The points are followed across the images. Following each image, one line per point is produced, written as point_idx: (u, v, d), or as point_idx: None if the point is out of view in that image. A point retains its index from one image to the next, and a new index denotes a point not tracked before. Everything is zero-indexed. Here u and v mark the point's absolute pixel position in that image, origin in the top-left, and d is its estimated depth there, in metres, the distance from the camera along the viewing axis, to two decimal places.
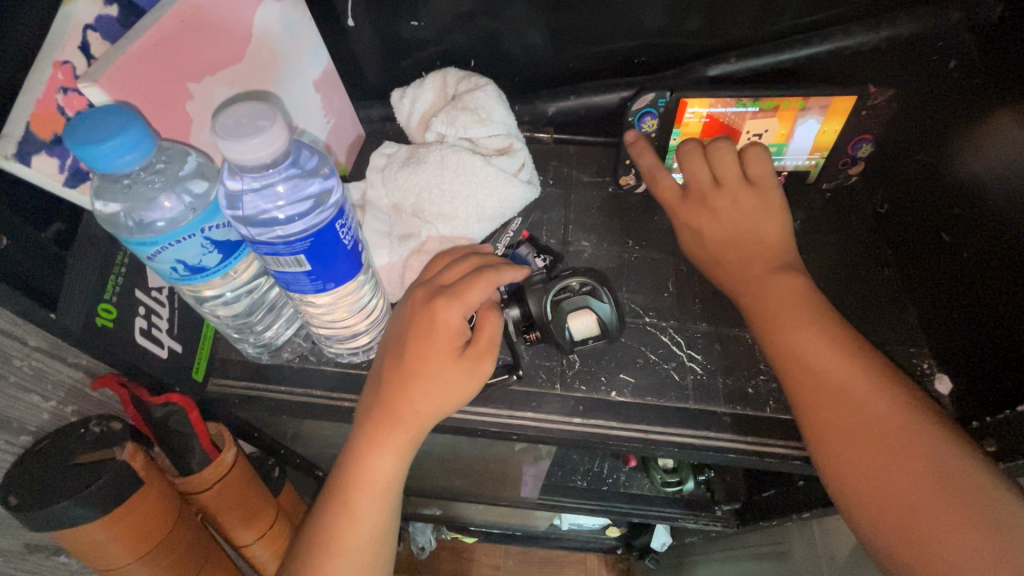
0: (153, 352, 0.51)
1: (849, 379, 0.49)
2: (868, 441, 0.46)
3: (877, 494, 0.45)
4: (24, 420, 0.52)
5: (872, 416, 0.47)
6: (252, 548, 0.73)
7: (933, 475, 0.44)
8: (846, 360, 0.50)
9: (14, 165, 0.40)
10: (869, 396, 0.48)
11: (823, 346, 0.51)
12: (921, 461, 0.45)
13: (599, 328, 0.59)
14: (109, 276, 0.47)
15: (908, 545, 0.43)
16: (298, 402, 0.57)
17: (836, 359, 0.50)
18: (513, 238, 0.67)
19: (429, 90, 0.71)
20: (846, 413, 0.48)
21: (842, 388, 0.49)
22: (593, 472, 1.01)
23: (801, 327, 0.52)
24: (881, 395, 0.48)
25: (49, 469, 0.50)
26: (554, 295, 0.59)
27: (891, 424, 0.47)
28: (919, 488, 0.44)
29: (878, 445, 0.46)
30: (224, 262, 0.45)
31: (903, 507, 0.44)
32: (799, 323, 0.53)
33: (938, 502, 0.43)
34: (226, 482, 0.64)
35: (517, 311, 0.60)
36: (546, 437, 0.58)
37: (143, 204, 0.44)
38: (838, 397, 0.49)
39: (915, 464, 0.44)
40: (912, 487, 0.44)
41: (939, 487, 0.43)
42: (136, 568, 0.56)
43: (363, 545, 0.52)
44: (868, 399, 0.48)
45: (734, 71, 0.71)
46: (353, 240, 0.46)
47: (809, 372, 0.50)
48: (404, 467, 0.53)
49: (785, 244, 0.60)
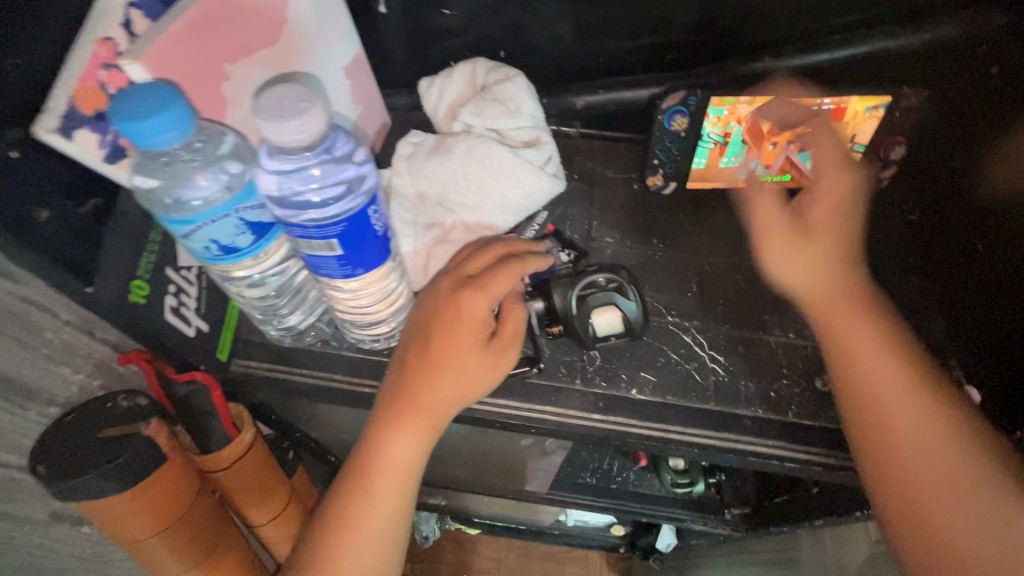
0: (180, 330, 0.51)
1: (872, 381, 0.49)
2: (899, 438, 0.47)
3: (904, 497, 0.45)
4: (54, 391, 0.52)
5: (902, 414, 0.47)
6: (265, 528, 0.75)
7: (964, 476, 0.44)
8: (891, 374, 0.49)
9: (55, 139, 0.39)
10: (900, 392, 0.48)
11: (862, 338, 0.51)
12: (952, 463, 0.45)
13: (624, 325, 0.59)
14: (142, 252, 0.48)
15: (933, 545, 0.43)
16: (320, 386, 0.57)
17: (873, 358, 0.50)
18: (539, 231, 0.68)
19: (456, 80, 0.71)
20: (895, 428, 0.47)
21: (874, 382, 0.49)
22: (602, 469, 1.01)
23: (838, 311, 0.52)
24: (909, 392, 0.48)
25: (76, 441, 0.51)
26: (582, 288, 0.59)
27: (921, 424, 0.47)
28: (946, 492, 0.44)
29: (920, 446, 0.46)
30: (256, 243, 0.44)
31: (931, 508, 0.44)
32: (832, 312, 0.53)
33: (967, 507, 0.43)
34: (245, 462, 0.64)
35: (541, 304, 0.60)
36: (565, 432, 0.58)
37: (179, 181, 0.43)
38: (869, 391, 0.49)
39: (945, 473, 0.45)
40: (944, 486, 0.44)
41: (973, 509, 0.43)
42: (156, 541, 0.57)
43: (378, 528, 0.52)
44: (923, 420, 0.47)
45: (769, 69, 0.69)
46: (384, 227, 0.45)
47: (842, 361, 0.50)
48: (426, 453, 0.53)
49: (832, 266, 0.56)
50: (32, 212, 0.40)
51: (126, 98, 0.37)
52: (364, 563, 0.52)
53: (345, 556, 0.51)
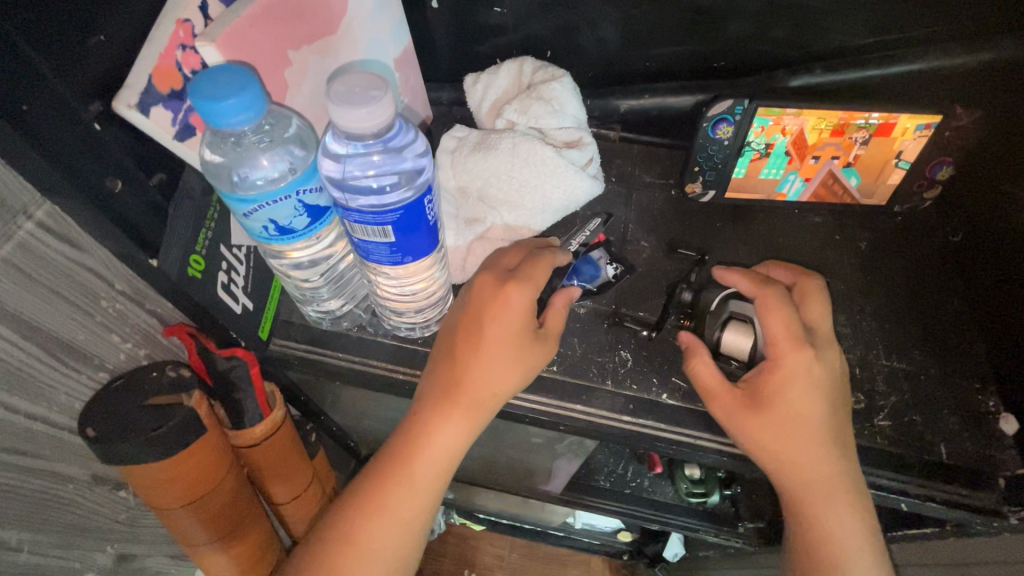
0: (229, 306, 0.52)
1: (803, 464, 0.53)
2: (823, 501, 0.53)
3: (825, 543, 0.54)
4: (103, 357, 0.54)
5: (828, 483, 0.53)
6: (286, 507, 0.77)
7: (866, 524, 0.53)
8: (824, 457, 0.53)
9: (135, 115, 0.41)
10: (824, 467, 0.53)
11: (801, 427, 0.52)
12: (852, 517, 0.53)
13: (748, 355, 0.57)
14: (201, 228, 0.49)
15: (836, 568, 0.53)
16: (355, 370, 0.59)
17: (807, 442, 0.52)
18: (589, 237, 0.67)
19: (503, 77, 0.72)
20: (812, 488, 0.53)
21: (802, 461, 0.53)
22: (617, 473, 1.03)
23: (785, 409, 0.52)
24: (830, 464, 0.53)
25: (123, 408, 0.52)
26: (733, 308, 0.59)
27: (835, 488, 0.53)
28: (849, 533, 0.53)
29: (840, 504, 0.53)
30: (311, 226, 0.45)
31: (836, 543, 0.54)
32: (792, 409, 0.52)
33: (856, 541, 0.53)
34: (274, 441, 0.66)
35: (688, 294, 0.63)
36: (593, 431, 0.58)
37: (245, 161, 0.44)
38: (795, 467, 0.53)
39: (852, 521, 0.53)
40: (852, 530, 0.53)
41: (854, 548, 0.53)
42: (188, 511, 0.59)
43: (412, 513, 0.53)
44: (841, 494, 0.53)
45: (819, 83, 0.69)
46: (436, 217, 0.46)
47: (778, 451, 0.53)
48: (465, 442, 0.54)
49: (779, 340, 0.53)
50: (108, 182, 0.41)
51: (206, 79, 0.38)
52: (392, 545, 0.53)
53: (378, 536, 0.52)
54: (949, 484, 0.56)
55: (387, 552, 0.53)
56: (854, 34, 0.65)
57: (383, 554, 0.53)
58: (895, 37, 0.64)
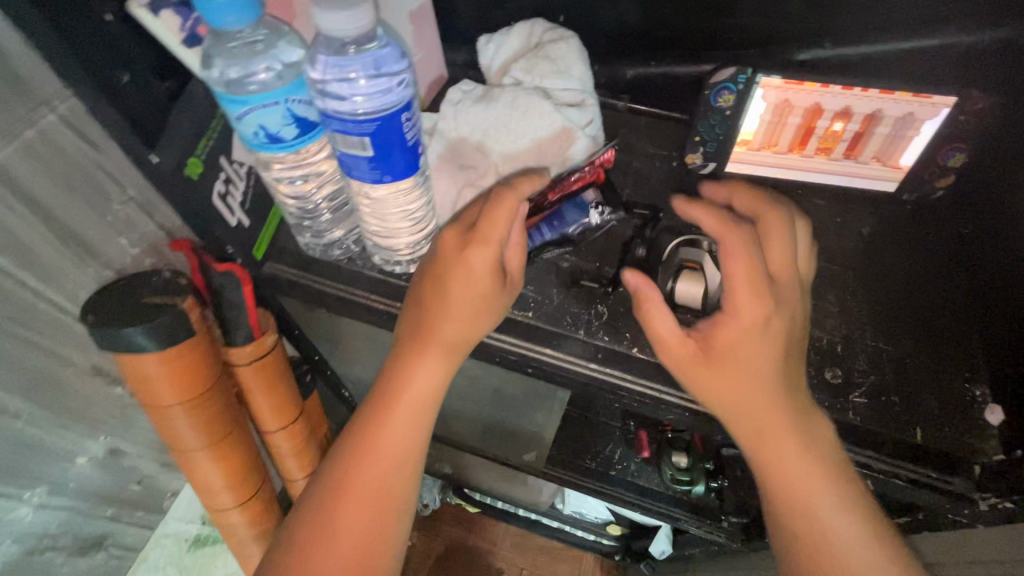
0: (223, 217, 0.56)
1: (768, 433, 0.52)
2: (799, 477, 0.51)
3: (808, 528, 0.51)
4: (110, 256, 0.61)
5: (798, 456, 0.51)
6: (274, 436, 0.80)
7: (847, 503, 0.51)
8: (790, 426, 0.51)
9: (145, 14, 0.45)
10: (792, 437, 0.51)
11: (759, 393, 0.51)
12: (831, 495, 0.51)
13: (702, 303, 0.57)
14: (202, 135, 0.53)
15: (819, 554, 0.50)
16: (340, 295, 0.62)
17: (770, 409, 0.51)
18: (585, 172, 0.65)
19: (514, 38, 0.74)
20: (785, 462, 0.51)
21: (770, 431, 0.51)
22: (603, 456, 0.98)
23: (741, 364, 0.50)
24: (797, 434, 0.51)
25: (120, 303, 0.56)
26: (683, 256, 0.58)
27: (807, 461, 0.51)
28: (829, 514, 0.51)
29: (816, 481, 0.51)
30: (300, 138, 0.49)
31: (817, 526, 0.51)
32: (746, 369, 0.51)
33: (840, 524, 0.50)
34: (263, 364, 0.69)
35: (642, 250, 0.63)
36: (560, 375, 0.60)
37: (239, 65, 0.48)
38: (764, 438, 0.52)
39: (831, 500, 0.51)
40: (831, 510, 0.51)
41: (839, 532, 0.50)
42: (178, 411, 0.63)
43: (400, 452, 0.55)
44: (815, 468, 0.51)
45: (828, 57, 0.68)
46: (416, 138, 0.49)
47: (739, 416, 0.52)
48: (444, 382, 0.57)
49: (741, 283, 0.49)
50: (116, 74, 0.46)
51: None
52: (383, 482, 0.54)
53: (370, 472, 0.54)
54: (915, 467, 0.55)
55: (382, 488, 0.54)
56: (863, 11, 0.64)
57: (372, 489, 0.54)
58: (907, 16, 0.63)
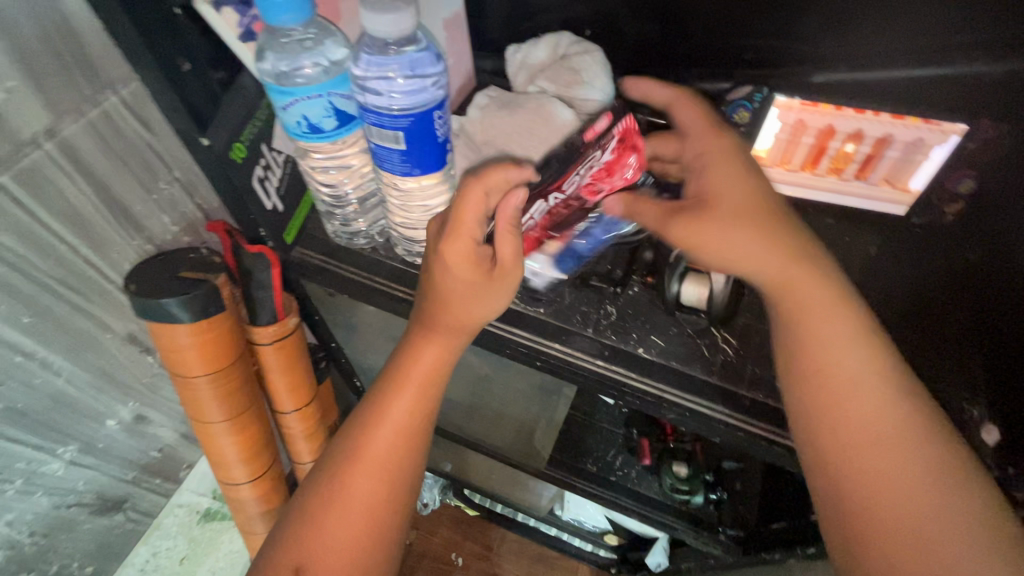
0: (261, 200, 0.59)
1: (835, 399, 0.49)
2: (876, 451, 0.47)
3: (888, 515, 0.45)
4: (153, 231, 0.67)
5: (870, 428, 0.48)
6: (287, 417, 0.83)
7: (935, 483, 0.45)
8: (857, 389, 0.49)
9: (207, 9, 0.49)
10: (863, 404, 0.49)
11: (824, 349, 0.51)
12: (915, 473, 0.46)
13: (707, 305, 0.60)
14: (249, 123, 0.56)
15: (903, 549, 0.44)
16: (362, 282, 0.65)
17: (837, 365, 0.50)
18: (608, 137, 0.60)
19: (541, 49, 0.77)
20: (859, 434, 0.48)
21: (835, 397, 0.49)
22: (605, 460, 1.00)
23: (791, 315, 0.53)
24: (870, 399, 0.49)
25: (160, 274, 0.60)
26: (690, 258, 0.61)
27: (881, 434, 0.47)
28: (911, 497, 0.45)
29: (892, 459, 0.47)
30: (338, 129, 0.52)
31: (899, 509, 0.45)
32: (806, 321, 0.52)
33: (930, 506, 0.44)
34: (283, 344, 0.73)
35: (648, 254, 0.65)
36: (567, 370, 0.62)
37: (288, 58, 0.53)
38: (833, 407, 0.49)
39: (913, 480, 0.45)
40: (911, 490, 0.45)
41: (926, 517, 0.44)
42: (203, 382, 0.67)
43: (409, 424, 0.57)
44: (896, 438, 0.47)
45: (844, 80, 0.70)
46: (446, 135, 0.52)
47: (808, 376, 0.51)
48: (449, 361, 0.58)
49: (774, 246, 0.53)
50: (178, 62, 0.50)
51: None
52: (390, 451, 0.57)
53: (379, 439, 0.56)
54: None
55: (392, 457, 0.57)
56: (879, 38, 0.66)
57: (382, 457, 0.56)
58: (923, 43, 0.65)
